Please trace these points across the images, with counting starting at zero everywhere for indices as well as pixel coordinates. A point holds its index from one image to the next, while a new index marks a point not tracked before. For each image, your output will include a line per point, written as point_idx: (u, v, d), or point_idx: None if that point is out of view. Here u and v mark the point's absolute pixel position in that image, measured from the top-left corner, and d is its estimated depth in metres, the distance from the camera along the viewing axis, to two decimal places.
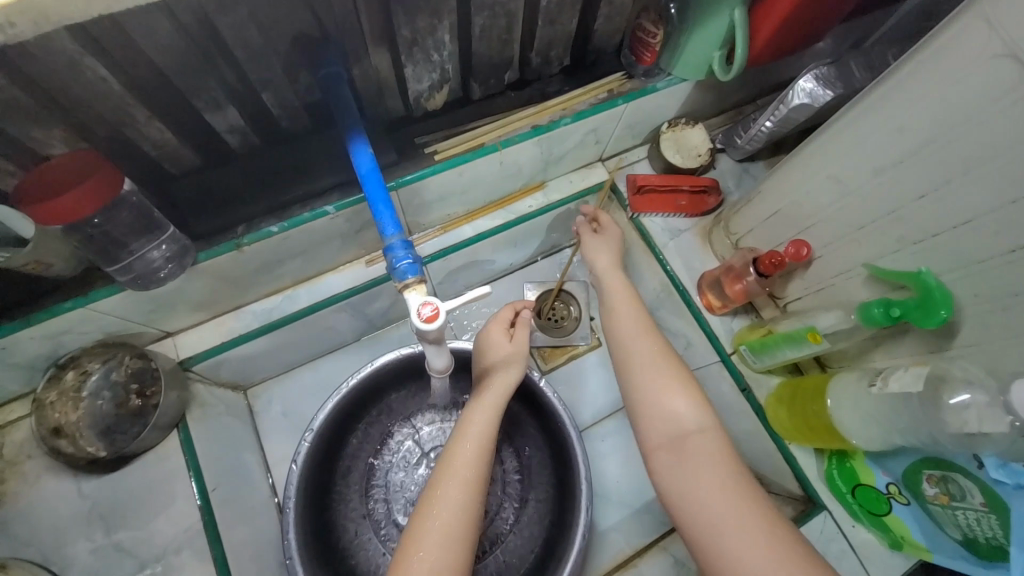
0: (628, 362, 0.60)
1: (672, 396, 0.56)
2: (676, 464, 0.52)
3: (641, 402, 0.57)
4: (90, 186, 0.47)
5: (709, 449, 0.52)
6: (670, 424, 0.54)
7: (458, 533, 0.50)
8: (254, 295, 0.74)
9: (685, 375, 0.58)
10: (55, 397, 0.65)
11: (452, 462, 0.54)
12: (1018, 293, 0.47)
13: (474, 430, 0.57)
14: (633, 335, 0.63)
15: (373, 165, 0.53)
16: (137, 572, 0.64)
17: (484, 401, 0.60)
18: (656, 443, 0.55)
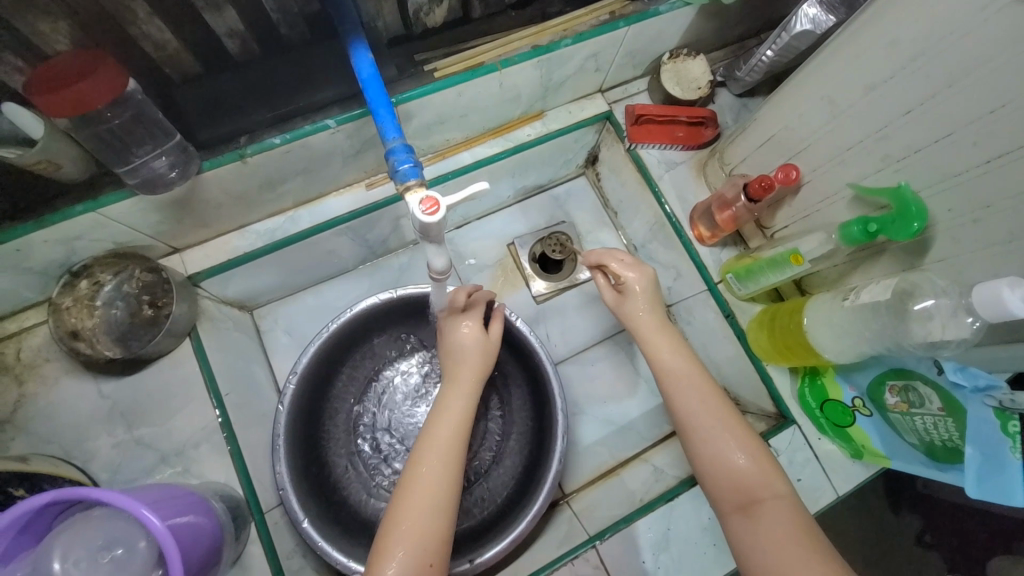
0: (685, 414, 0.60)
1: (730, 449, 0.57)
2: (750, 523, 0.54)
3: (704, 452, 0.58)
4: (101, 79, 0.48)
5: (727, 435, 0.58)
6: (736, 482, 0.56)
7: (438, 504, 0.53)
8: (257, 215, 0.76)
9: (742, 428, 0.59)
10: (72, 303, 0.68)
11: (428, 441, 0.57)
12: (988, 205, 0.49)
13: (449, 411, 0.60)
14: (677, 372, 0.63)
15: (374, 71, 0.54)
16: (159, 464, 0.69)
17: (461, 382, 0.63)
18: (730, 504, 0.56)
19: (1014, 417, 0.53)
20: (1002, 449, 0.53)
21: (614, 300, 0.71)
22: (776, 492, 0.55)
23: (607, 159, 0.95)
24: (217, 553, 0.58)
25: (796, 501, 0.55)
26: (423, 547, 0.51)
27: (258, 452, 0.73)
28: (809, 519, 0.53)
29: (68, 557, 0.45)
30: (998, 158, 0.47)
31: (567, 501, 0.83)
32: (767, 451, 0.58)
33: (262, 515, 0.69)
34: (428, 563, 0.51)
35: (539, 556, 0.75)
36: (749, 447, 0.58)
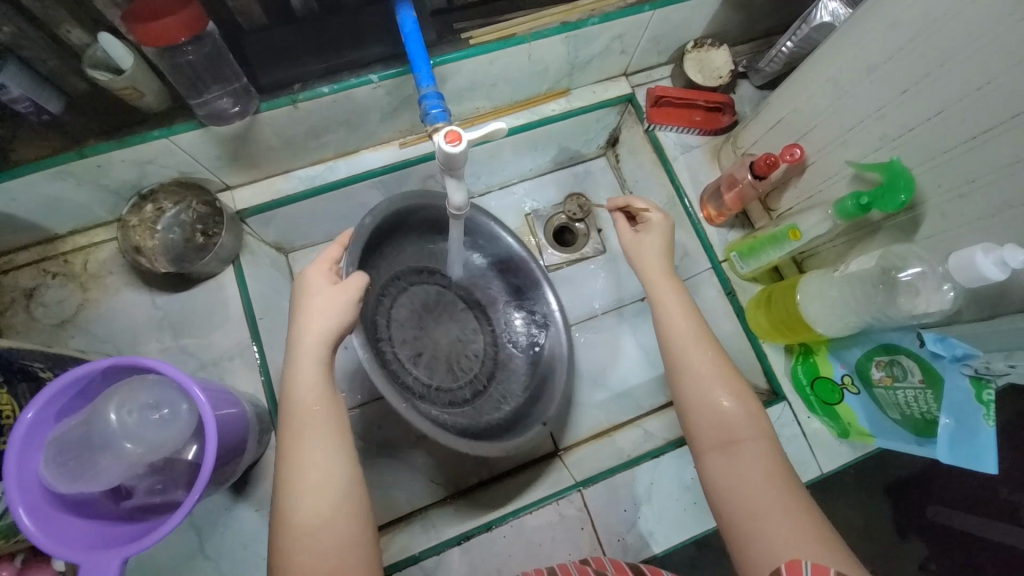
0: (679, 351, 0.60)
1: (714, 389, 0.57)
2: (727, 460, 0.53)
3: (690, 386, 0.58)
4: (181, 17, 0.56)
5: (715, 378, 0.57)
6: (718, 419, 0.55)
7: (327, 493, 0.49)
8: (301, 161, 0.84)
9: (729, 370, 0.58)
10: (137, 222, 0.78)
11: (295, 442, 0.51)
12: (974, 179, 0.54)
13: (301, 397, 0.52)
14: (676, 312, 0.63)
15: (415, 27, 0.61)
16: (197, 370, 0.78)
17: (317, 368, 0.54)
18: (708, 443, 0.55)
19: (987, 385, 0.56)
20: (975, 416, 0.55)
21: (629, 238, 0.71)
22: (758, 435, 0.54)
23: (627, 140, 1.00)
24: (240, 447, 0.65)
25: (776, 447, 0.54)
26: (337, 544, 0.47)
27: (283, 374, 0.81)
28: (786, 464, 0.52)
29: (123, 408, 0.53)
30: (984, 134, 0.51)
31: (560, 455, 0.88)
32: (752, 397, 0.57)
33: (283, 427, 0.76)
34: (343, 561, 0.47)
35: (525, 496, 0.80)
36: (735, 391, 0.57)
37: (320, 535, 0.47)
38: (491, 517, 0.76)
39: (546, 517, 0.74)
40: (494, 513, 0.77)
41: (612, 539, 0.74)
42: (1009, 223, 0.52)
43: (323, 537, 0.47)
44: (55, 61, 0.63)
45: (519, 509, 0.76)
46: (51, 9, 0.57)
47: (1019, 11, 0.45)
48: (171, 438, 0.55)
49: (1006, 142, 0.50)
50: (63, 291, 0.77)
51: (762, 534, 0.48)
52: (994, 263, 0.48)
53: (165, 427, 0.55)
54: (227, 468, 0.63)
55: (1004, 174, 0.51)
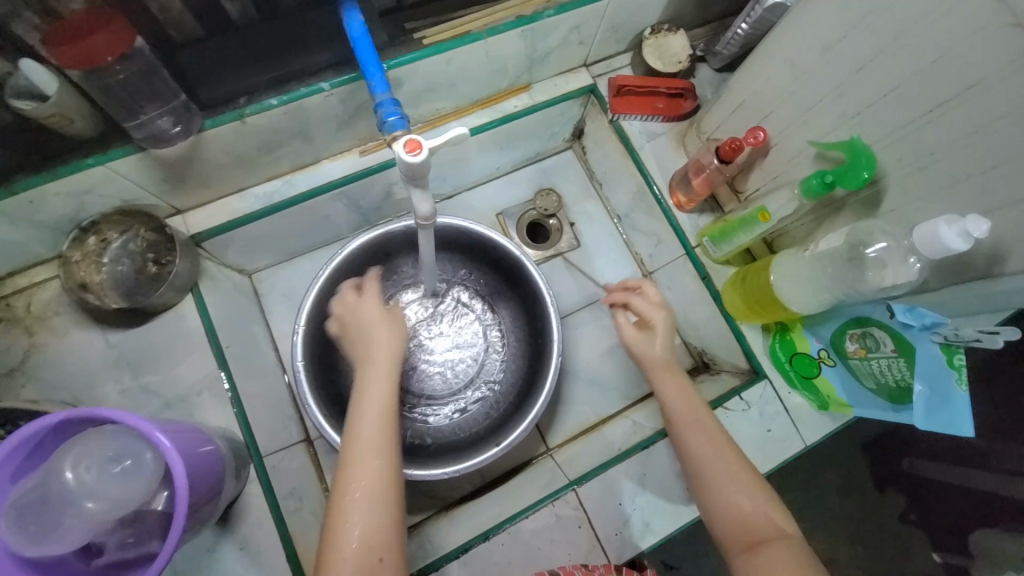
0: (700, 468, 0.62)
1: (735, 491, 0.59)
2: (755, 558, 0.54)
3: (712, 494, 0.60)
4: (107, 36, 0.53)
5: (740, 484, 0.59)
6: (744, 522, 0.57)
7: (375, 499, 0.54)
8: (256, 178, 0.80)
9: (752, 474, 0.60)
10: (80, 257, 0.73)
11: (356, 447, 0.55)
12: (932, 152, 0.55)
13: (370, 405, 0.58)
14: (699, 442, 0.63)
15: (364, 30, 0.58)
16: (163, 409, 0.73)
17: (382, 372, 0.61)
18: (738, 543, 0.56)
19: (957, 351, 0.58)
20: (948, 381, 0.57)
21: (631, 338, 0.72)
22: (781, 530, 0.55)
23: (592, 132, 0.99)
24: (217, 486, 0.62)
25: (803, 542, 0.55)
26: (376, 540, 0.52)
27: (257, 402, 0.78)
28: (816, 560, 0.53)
29: (80, 464, 0.50)
30: (941, 106, 0.52)
31: (550, 454, 0.88)
32: (768, 490, 0.59)
33: (260, 458, 0.73)
34: (377, 558, 0.52)
35: (520, 500, 0.79)
36: (755, 491, 0.59)
37: (367, 537, 0.52)
38: (487, 526, 0.75)
39: (543, 519, 0.74)
40: (490, 521, 0.76)
41: (609, 533, 0.74)
42: (971, 191, 0.53)
43: (370, 541, 0.52)
44: None
45: (516, 514, 0.74)
46: None
47: None
48: (137, 491, 0.51)
49: (960, 113, 0.51)
50: (5, 338, 0.71)
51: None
52: (957, 234, 0.49)
53: (128, 480, 0.51)
54: (204, 510, 0.59)
55: (962, 145, 0.52)
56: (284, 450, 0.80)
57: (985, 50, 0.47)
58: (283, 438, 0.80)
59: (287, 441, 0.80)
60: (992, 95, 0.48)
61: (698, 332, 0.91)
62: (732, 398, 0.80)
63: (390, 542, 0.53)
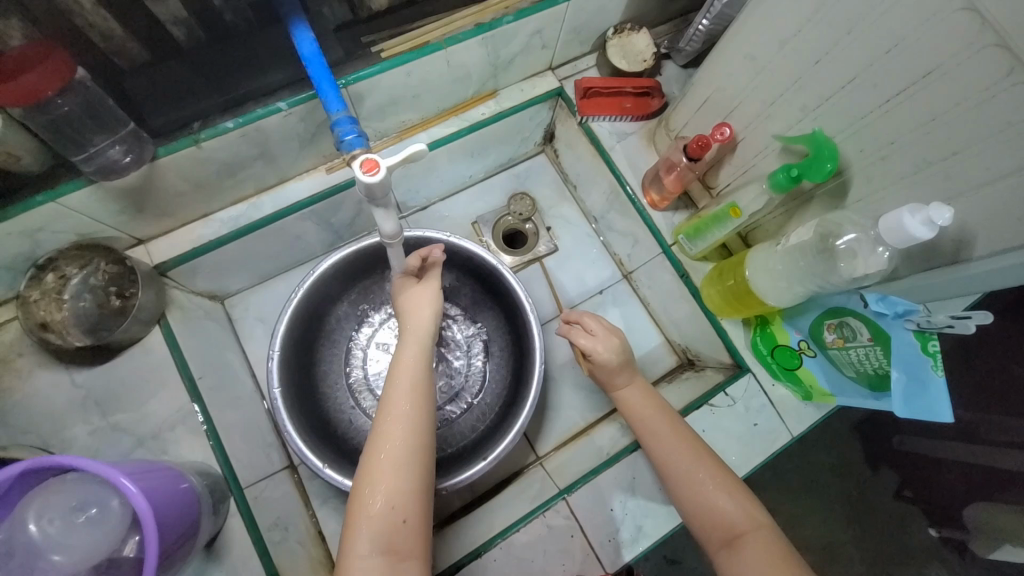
0: (669, 470, 0.62)
1: (707, 489, 0.59)
2: (733, 557, 0.54)
3: (684, 495, 0.60)
4: (43, 70, 0.50)
5: (712, 484, 0.59)
6: (718, 519, 0.57)
7: (405, 464, 0.54)
8: (220, 203, 0.78)
9: (721, 469, 0.60)
10: (39, 296, 0.70)
11: (391, 409, 0.57)
12: (892, 141, 0.55)
13: (404, 373, 0.59)
14: (665, 445, 0.63)
15: (315, 48, 0.57)
16: (136, 447, 0.71)
17: (413, 340, 0.63)
18: (715, 541, 0.57)
19: (931, 337, 0.57)
20: (923, 368, 0.57)
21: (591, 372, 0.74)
22: (758, 524, 0.56)
23: (563, 135, 0.99)
24: (195, 524, 0.60)
25: (777, 535, 0.55)
26: (400, 504, 0.53)
27: (235, 432, 0.76)
28: (791, 551, 0.53)
29: (43, 517, 0.48)
30: (898, 96, 0.52)
31: (540, 463, 0.87)
32: (743, 488, 0.59)
33: (241, 489, 0.71)
34: (401, 521, 0.53)
35: (512, 512, 0.78)
36: (729, 489, 0.58)
37: (393, 499, 0.53)
38: (479, 543, 0.74)
39: (535, 531, 0.73)
40: (482, 537, 0.74)
41: (602, 540, 0.73)
42: (934, 178, 0.53)
43: (395, 502, 0.53)
44: None
45: (507, 528, 0.73)
46: None
47: None
48: (105, 540, 0.49)
49: (918, 101, 0.51)
50: None
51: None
52: (921, 223, 0.49)
53: (94, 530, 0.49)
54: (181, 550, 0.57)
55: (921, 132, 0.52)
56: (267, 479, 0.78)
57: (938, 38, 0.47)
58: (265, 466, 0.78)
59: (270, 469, 0.79)
60: (947, 82, 0.48)
61: (681, 329, 0.91)
62: (717, 395, 0.79)
63: (414, 509, 0.54)
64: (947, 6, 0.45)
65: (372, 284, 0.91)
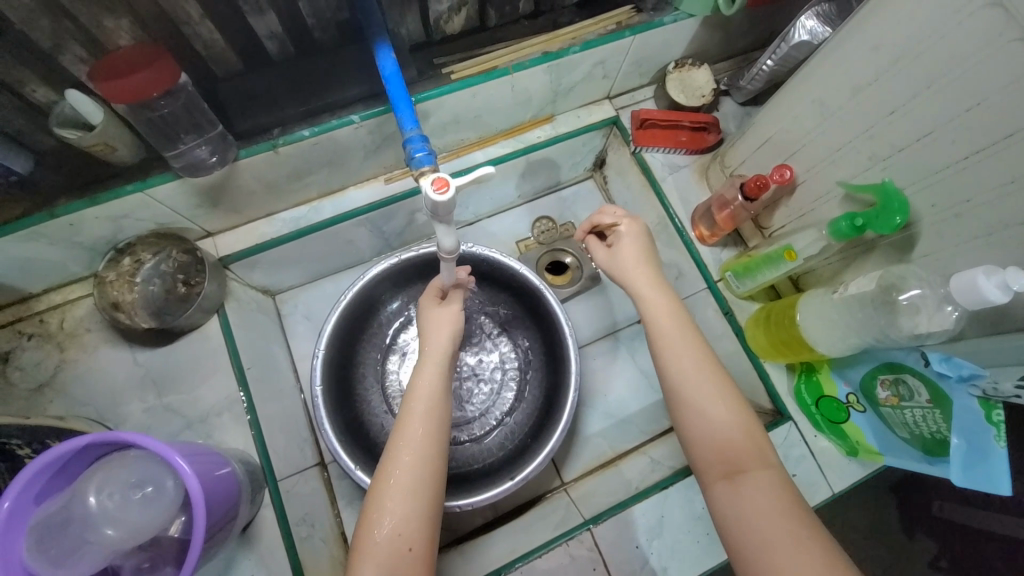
0: (678, 386, 0.57)
1: (716, 413, 0.55)
2: (734, 490, 0.51)
3: (690, 419, 0.56)
4: (151, 72, 0.55)
5: (716, 399, 0.56)
6: (721, 446, 0.54)
7: (413, 491, 0.55)
8: (285, 204, 0.82)
9: (733, 395, 0.57)
10: (115, 277, 0.76)
11: (404, 432, 0.58)
12: (969, 199, 0.53)
13: (417, 398, 0.60)
14: (676, 348, 0.59)
15: (395, 68, 0.60)
16: (183, 429, 0.74)
17: (430, 364, 0.64)
18: (714, 472, 0.53)
19: (996, 405, 0.55)
20: (987, 437, 0.54)
21: (605, 257, 0.71)
22: (761, 459, 0.53)
23: (614, 162, 1.00)
24: (233, 511, 0.62)
25: (780, 472, 0.52)
26: (406, 531, 0.53)
27: (274, 424, 0.78)
28: (796, 494, 0.51)
29: (103, 490, 0.51)
30: (977, 154, 0.51)
31: (565, 489, 0.86)
32: (751, 414, 0.56)
33: (275, 482, 0.73)
34: (406, 549, 0.53)
35: (533, 537, 0.77)
36: (735, 411, 0.55)
37: (399, 526, 0.53)
38: (499, 564, 0.73)
39: (557, 559, 0.72)
40: (502, 559, 0.74)
41: None
42: (1011, 241, 0.51)
43: (401, 530, 0.53)
44: (22, 120, 0.59)
45: (527, 553, 0.73)
46: (17, 71, 0.54)
47: (1009, 31, 0.45)
48: (154, 519, 0.52)
49: (998, 162, 0.50)
50: (38, 352, 0.73)
51: (773, 566, 0.46)
52: (996, 286, 0.48)
53: (147, 507, 0.51)
54: (219, 535, 0.59)
55: (1002, 193, 0.50)
56: (299, 474, 0.80)
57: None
58: (299, 461, 0.80)
59: (302, 464, 0.80)
60: None
61: None
62: None
63: (419, 536, 0.53)
64: None
65: (416, 293, 0.93)
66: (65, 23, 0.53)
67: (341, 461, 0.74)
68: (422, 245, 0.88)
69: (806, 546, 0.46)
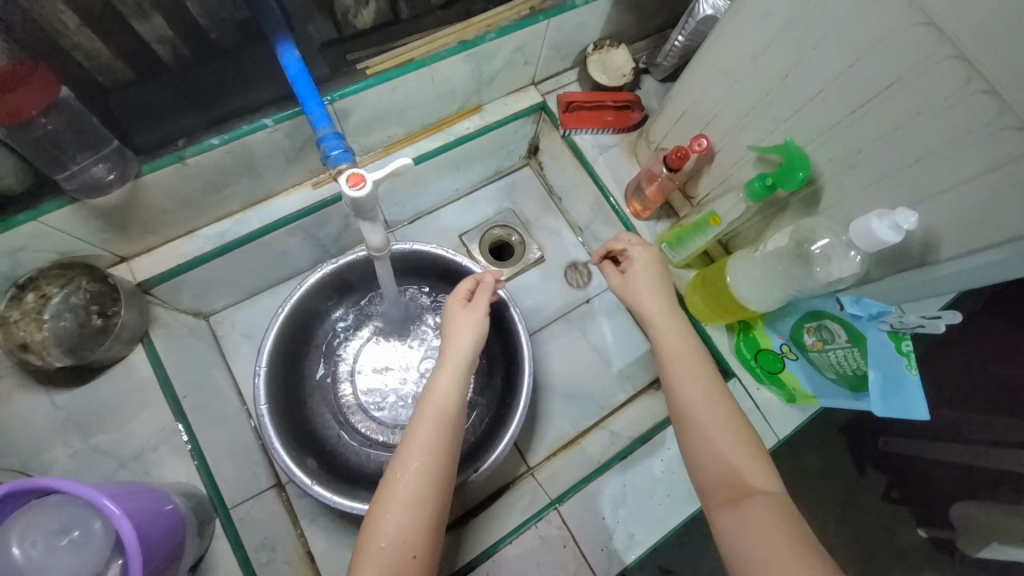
0: (688, 408, 0.59)
1: (723, 440, 0.57)
2: (739, 514, 0.52)
3: (698, 445, 0.58)
4: (25, 89, 0.50)
5: (725, 427, 0.58)
6: (729, 475, 0.55)
7: (422, 497, 0.54)
8: (204, 219, 0.77)
9: (740, 423, 0.58)
10: (19, 316, 0.69)
11: (415, 437, 0.57)
12: (861, 149, 0.58)
13: (434, 403, 0.59)
14: (685, 378, 0.61)
15: (300, 66, 0.58)
16: (118, 470, 0.70)
17: (447, 368, 0.62)
18: (721, 498, 0.55)
19: (905, 338, 0.59)
20: (898, 367, 0.58)
21: (619, 282, 0.71)
22: (767, 486, 0.54)
23: (547, 147, 1.01)
24: (178, 548, 0.58)
25: (787, 500, 0.53)
26: (409, 540, 0.52)
27: (221, 451, 0.74)
28: (798, 517, 0.52)
29: (26, 540, 0.48)
30: (862, 107, 0.55)
31: (530, 473, 0.87)
32: (762, 449, 0.57)
33: (227, 511, 0.70)
34: (411, 556, 0.52)
35: (504, 525, 0.77)
36: (743, 443, 0.57)
37: (403, 532, 0.52)
38: (472, 556, 0.74)
39: (527, 542, 0.73)
40: (476, 549, 0.75)
41: (595, 549, 0.73)
42: (898, 185, 0.56)
43: (406, 537, 0.52)
44: None
45: (498, 541, 0.74)
46: None
47: None
48: (87, 564, 0.48)
49: (884, 111, 0.54)
50: None
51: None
52: (888, 227, 0.52)
53: (76, 554, 0.48)
54: (166, 573, 0.56)
55: (886, 142, 0.55)
56: (254, 498, 0.76)
57: (904, 52, 0.50)
58: (252, 485, 0.76)
59: (257, 488, 0.77)
60: (908, 93, 0.51)
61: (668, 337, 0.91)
62: None
63: (421, 545, 0.52)
64: (904, 22, 0.48)
65: (360, 300, 0.91)
66: None
67: (297, 479, 0.72)
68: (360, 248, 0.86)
69: (806, 561, 0.47)
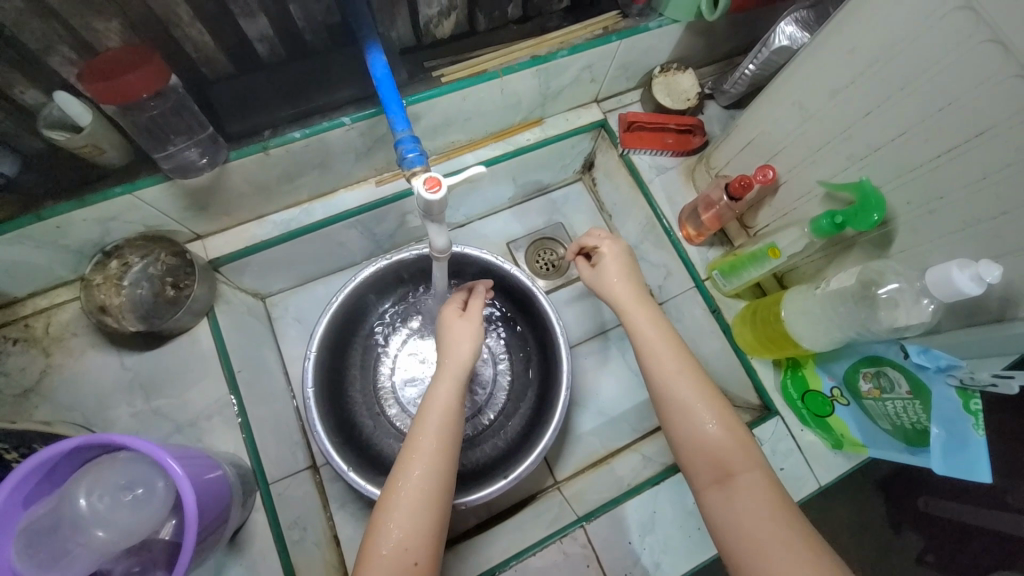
0: (661, 388, 0.59)
1: (705, 420, 0.56)
2: (724, 496, 0.52)
3: (678, 428, 0.57)
4: (142, 73, 0.54)
5: (703, 403, 0.57)
6: (710, 456, 0.54)
7: (423, 504, 0.55)
8: (275, 206, 0.82)
9: (714, 396, 0.58)
10: (102, 280, 0.75)
11: (415, 446, 0.58)
12: (942, 196, 0.56)
13: (433, 412, 0.60)
14: (662, 357, 0.60)
15: (387, 71, 0.61)
16: (174, 433, 0.74)
17: (447, 376, 0.63)
18: (703, 481, 0.54)
19: (973, 395, 0.56)
20: (964, 426, 0.56)
21: (591, 275, 0.71)
22: (748, 460, 0.53)
23: (602, 164, 1.01)
24: (223, 515, 0.61)
25: (769, 474, 0.53)
26: (410, 547, 0.53)
27: (265, 427, 0.78)
28: (780, 489, 0.52)
29: (93, 493, 0.51)
30: (949, 152, 0.53)
31: (557, 487, 0.87)
32: (741, 422, 0.57)
33: (267, 484, 0.73)
34: (412, 563, 0.52)
35: (528, 536, 0.77)
36: (722, 417, 0.56)
37: (405, 540, 0.53)
38: (489, 565, 0.73)
39: (551, 556, 0.72)
40: (497, 557, 0.74)
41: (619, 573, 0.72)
42: (981, 235, 0.54)
43: (408, 544, 0.53)
44: (9, 121, 0.59)
45: (522, 551, 0.73)
46: (5, 72, 0.54)
47: (976, 34, 0.47)
48: (147, 519, 0.52)
49: (972, 158, 0.52)
50: (22, 358, 0.72)
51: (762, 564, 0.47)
52: (970, 278, 0.50)
53: (138, 509, 0.52)
54: (210, 538, 0.59)
55: (972, 190, 0.53)
56: (291, 477, 0.79)
57: (998, 102, 0.48)
58: (290, 464, 0.79)
59: (294, 467, 0.80)
60: (1000, 142, 0.49)
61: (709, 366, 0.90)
62: None
63: (423, 552, 0.53)
64: (1000, 70, 0.47)
65: (406, 296, 0.94)
66: (56, 26, 0.53)
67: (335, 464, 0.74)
68: (415, 246, 0.89)
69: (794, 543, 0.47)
